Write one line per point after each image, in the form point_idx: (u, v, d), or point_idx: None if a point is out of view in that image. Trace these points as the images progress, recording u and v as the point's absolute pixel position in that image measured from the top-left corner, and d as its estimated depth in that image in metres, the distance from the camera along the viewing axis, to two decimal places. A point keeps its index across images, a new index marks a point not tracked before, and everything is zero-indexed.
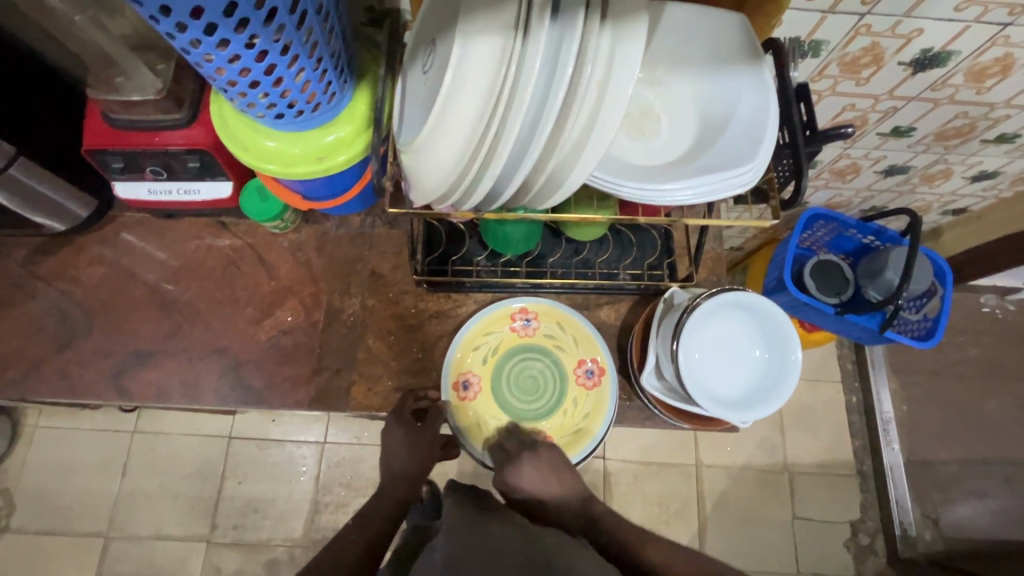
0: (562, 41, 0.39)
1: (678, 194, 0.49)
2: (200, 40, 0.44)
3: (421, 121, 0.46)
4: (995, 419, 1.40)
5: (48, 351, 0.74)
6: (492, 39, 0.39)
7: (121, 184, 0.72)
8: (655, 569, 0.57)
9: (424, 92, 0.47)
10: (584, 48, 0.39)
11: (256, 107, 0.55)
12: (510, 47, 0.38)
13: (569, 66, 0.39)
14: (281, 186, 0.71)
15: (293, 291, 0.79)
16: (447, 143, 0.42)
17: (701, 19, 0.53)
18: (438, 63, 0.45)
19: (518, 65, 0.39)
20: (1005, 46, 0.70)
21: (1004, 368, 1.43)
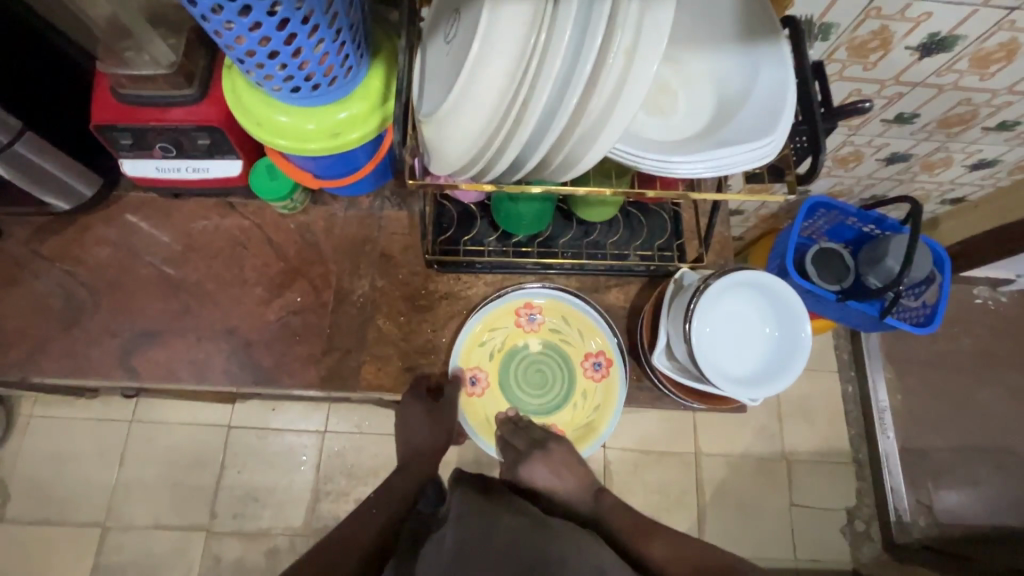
0: (592, 6, 0.39)
1: (697, 166, 0.49)
2: (223, 5, 0.45)
3: (444, 91, 0.46)
4: (988, 408, 1.42)
5: (54, 330, 0.73)
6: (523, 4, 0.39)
7: (129, 161, 0.72)
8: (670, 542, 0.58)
9: (448, 63, 0.47)
10: (614, 14, 0.39)
11: (273, 79, 0.54)
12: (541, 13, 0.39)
13: (599, 32, 0.39)
14: (292, 165, 0.71)
15: (302, 272, 0.79)
16: (472, 111, 0.43)
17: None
18: (463, 32, 0.45)
19: (548, 30, 0.39)
20: (1010, 31, 0.71)
21: (997, 358, 1.45)
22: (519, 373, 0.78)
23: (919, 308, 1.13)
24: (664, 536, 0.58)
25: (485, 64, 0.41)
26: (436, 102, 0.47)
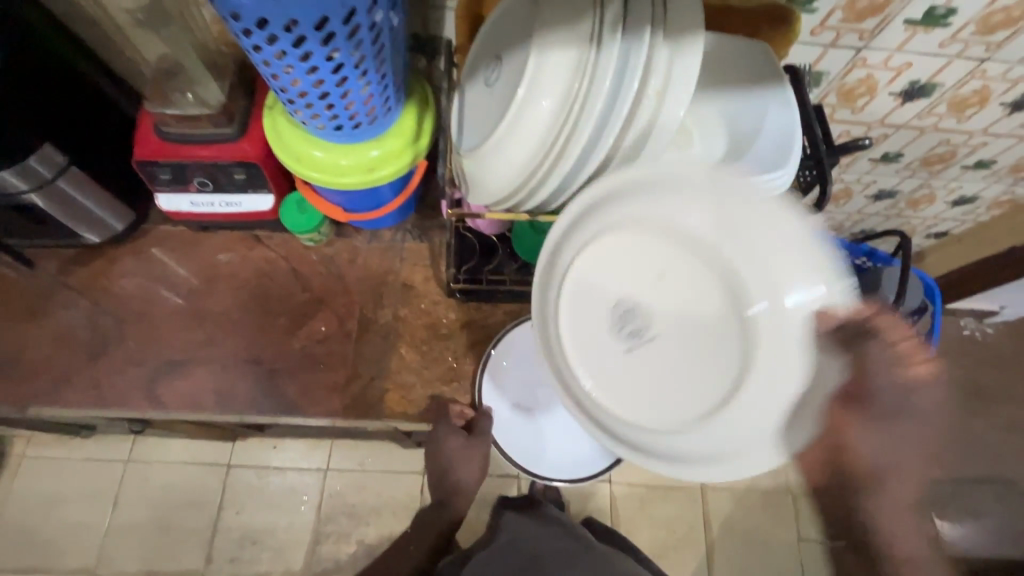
0: (629, 54, 0.43)
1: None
2: (286, 51, 0.48)
3: (485, 129, 0.51)
4: (984, 438, 1.45)
5: (80, 360, 0.74)
6: (568, 52, 0.45)
7: (165, 196, 0.75)
8: None
9: (489, 104, 0.51)
10: (648, 62, 0.44)
11: (319, 118, 0.59)
12: (585, 59, 0.44)
13: (635, 79, 0.44)
14: (320, 198, 0.74)
15: (326, 302, 0.81)
16: (517, 145, 0.47)
17: (729, 48, 0.60)
18: (506, 76, 0.50)
19: (590, 75, 0.44)
20: (983, 80, 0.78)
21: (989, 389, 1.49)
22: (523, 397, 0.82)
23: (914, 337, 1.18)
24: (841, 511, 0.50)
25: (531, 103, 0.46)
26: (478, 136, 0.52)
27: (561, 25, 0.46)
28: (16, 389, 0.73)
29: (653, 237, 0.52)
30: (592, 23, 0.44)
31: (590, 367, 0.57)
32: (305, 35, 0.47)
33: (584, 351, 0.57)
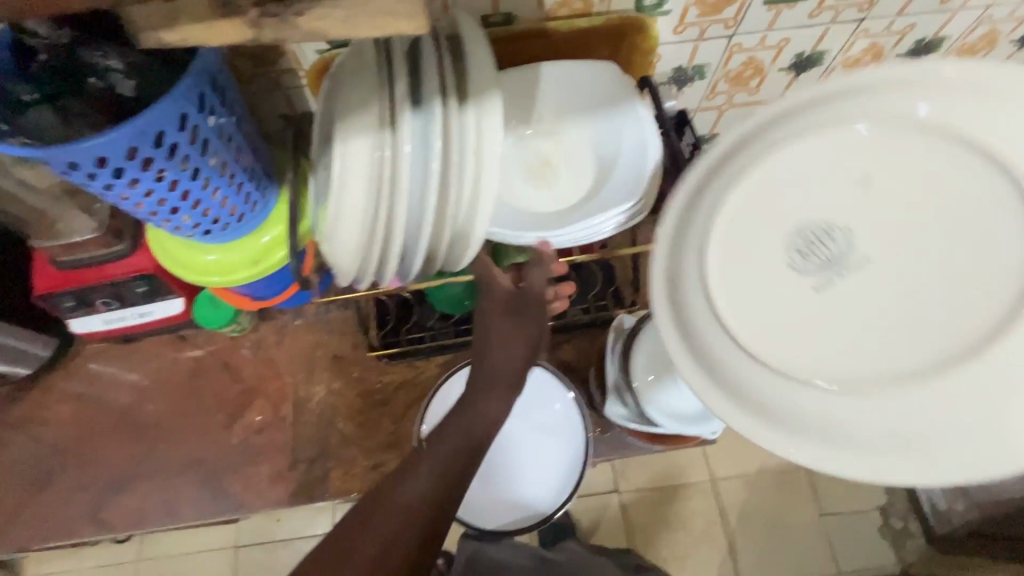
0: (425, 129, 0.42)
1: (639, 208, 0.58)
2: (111, 184, 0.47)
3: (358, 202, 0.43)
4: None
5: (29, 495, 0.75)
6: (364, 140, 0.42)
7: (76, 320, 0.75)
8: None
9: (370, 182, 0.42)
10: (448, 128, 0.42)
11: (182, 227, 0.58)
12: (380, 143, 0.42)
13: (433, 160, 0.42)
14: (230, 293, 0.74)
15: (259, 390, 0.81)
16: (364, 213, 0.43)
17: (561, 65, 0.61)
18: (359, 164, 0.42)
19: (391, 155, 0.42)
20: (868, 38, 0.76)
21: None
22: None
23: None
24: None
25: (342, 188, 0.42)
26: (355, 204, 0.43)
27: (351, 105, 0.43)
28: None
29: (916, 139, 0.43)
30: (382, 105, 0.42)
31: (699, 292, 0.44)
32: (122, 167, 0.46)
33: (743, 293, 0.42)
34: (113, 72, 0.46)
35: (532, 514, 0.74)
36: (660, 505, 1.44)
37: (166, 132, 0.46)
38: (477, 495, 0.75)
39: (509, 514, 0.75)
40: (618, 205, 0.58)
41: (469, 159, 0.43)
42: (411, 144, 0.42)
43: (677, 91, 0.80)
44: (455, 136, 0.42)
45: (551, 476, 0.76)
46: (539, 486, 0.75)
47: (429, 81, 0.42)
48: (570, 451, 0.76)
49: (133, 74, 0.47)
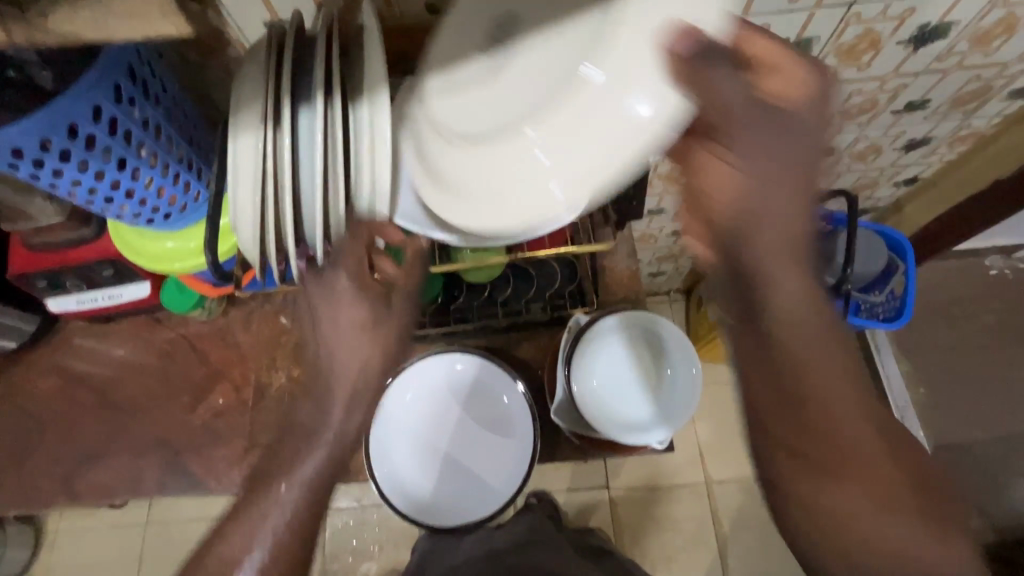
0: (314, 124, 0.42)
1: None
2: (35, 176, 0.48)
3: (250, 196, 0.43)
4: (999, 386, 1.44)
5: (11, 462, 0.80)
6: (251, 137, 0.42)
7: (52, 300, 0.78)
8: None
9: (256, 175, 0.42)
10: (335, 121, 0.42)
11: (125, 217, 0.59)
12: (266, 138, 0.42)
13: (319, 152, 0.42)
14: (191, 278, 0.75)
15: (224, 374, 0.83)
16: (252, 202, 0.43)
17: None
18: (248, 159, 0.43)
19: (276, 148, 0.42)
20: (862, 23, 0.69)
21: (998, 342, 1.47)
22: (430, 416, 0.77)
23: (889, 302, 1.08)
24: None
25: (236, 184, 0.43)
26: (249, 200, 0.43)
27: (242, 104, 0.44)
28: None
29: None
30: (266, 100, 0.42)
31: (430, 130, 0.51)
32: (40, 158, 0.47)
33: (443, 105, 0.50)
34: (29, 64, 0.47)
35: (483, 512, 0.74)
36: (649, 504, 1.40)
37: (78, 124, 0.46)
38: (428, 495, 0.75)
39: (455, 513, 0.74)
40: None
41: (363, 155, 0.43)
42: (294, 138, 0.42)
43: None
44: (340, 130, 0.43)
45: (497, 474, 0.75)
46: (490, 483, 0.75)
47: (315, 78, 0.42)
48: (522, 447, 0.75)
49: (49, 65, 0.47)
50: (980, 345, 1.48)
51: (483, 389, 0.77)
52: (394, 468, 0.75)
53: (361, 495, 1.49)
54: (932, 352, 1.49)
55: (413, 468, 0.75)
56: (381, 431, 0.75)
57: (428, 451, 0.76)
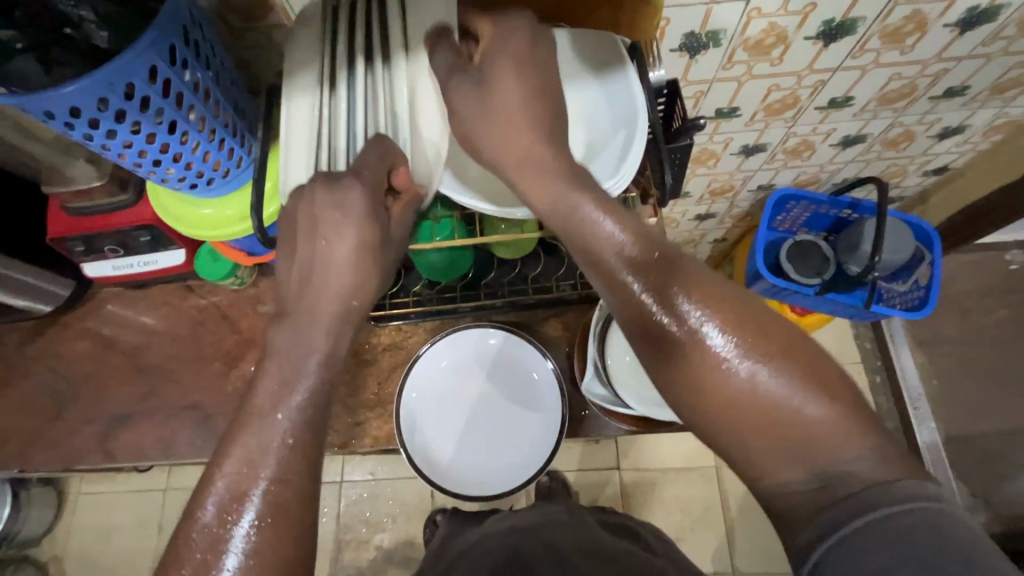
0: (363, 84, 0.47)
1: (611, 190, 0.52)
2: (89, 136, 0.49)
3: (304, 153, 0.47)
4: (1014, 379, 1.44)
5: (46, 421, 0.82)
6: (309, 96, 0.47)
7: (88, 264, 0.79)
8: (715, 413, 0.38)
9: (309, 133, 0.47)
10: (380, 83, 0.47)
11: (169, 181, 0.59)
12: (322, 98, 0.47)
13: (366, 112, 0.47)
14: (225, 246, 0.76)
15: (255, 342, 0.84)
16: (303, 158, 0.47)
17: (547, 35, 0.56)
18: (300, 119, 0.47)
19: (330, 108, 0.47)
20: (910, 4, 0.68)
21: (1015, 334, 1.47)
22: (459, 387, 0.79)
23: (912, 291, 1.08)
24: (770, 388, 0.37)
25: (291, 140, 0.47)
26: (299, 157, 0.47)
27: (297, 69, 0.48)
28: None
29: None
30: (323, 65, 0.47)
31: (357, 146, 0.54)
32: (96, 118, 0.47)
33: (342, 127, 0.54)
34: (86, 23, 0.49)
35: (507, 483, 0.76)
36: (659, 485, 1.43)
37: (135, 84, 0.47)
38: (455, 465, 0.77)
39: (478, 481, 0.76)
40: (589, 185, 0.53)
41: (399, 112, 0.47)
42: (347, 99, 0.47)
43: (690, 59, 0.74)
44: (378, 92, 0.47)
45: (521, 447, 0.77)
46: (515, 455, 0.77)
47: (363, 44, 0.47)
48: (548, 420, 0.76)
49: (105, 24, 0.49)
50: (995, 339, 1.47)
51: (512, 363, 0.78)
52: (422, 436, 0.76)
53: (374, 469, 1.52)
54: (947, 344, 1.49)
55: (440, 436, 0.77)
56: (411, 401, 0.77)
57: (454, 421, 0.78)
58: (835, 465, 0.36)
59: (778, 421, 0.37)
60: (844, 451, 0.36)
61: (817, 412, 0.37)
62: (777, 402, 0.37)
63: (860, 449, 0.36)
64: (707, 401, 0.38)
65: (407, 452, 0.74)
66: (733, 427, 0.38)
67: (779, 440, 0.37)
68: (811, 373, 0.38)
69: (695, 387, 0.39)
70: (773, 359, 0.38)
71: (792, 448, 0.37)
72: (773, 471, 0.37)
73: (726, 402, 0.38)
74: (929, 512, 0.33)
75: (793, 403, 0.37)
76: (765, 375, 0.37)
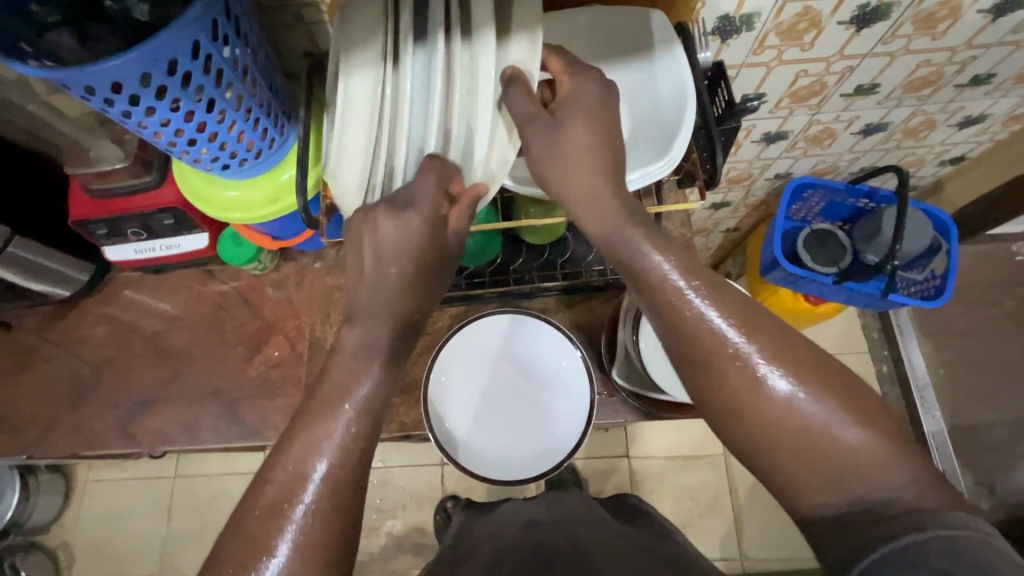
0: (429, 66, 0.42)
1: (660, 170, 0.52)
2: (129, 113, 0.48)
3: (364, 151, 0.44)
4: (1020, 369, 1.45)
5: (66, 407, 0.81)
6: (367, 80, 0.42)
7: (110, 248, 0.78)
8: (757, 430, 0.41)
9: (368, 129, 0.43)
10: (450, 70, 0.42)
11: (202, 161, 0.58)
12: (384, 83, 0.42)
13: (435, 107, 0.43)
14: (251, 231, 0.75)
15: (278, 327, 0.84)
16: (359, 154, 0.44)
17: (587, 13, 0.55)
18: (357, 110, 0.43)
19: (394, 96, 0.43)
20: None
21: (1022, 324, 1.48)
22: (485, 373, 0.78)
23: (929, 280, 1.09)
24: (812, 413, 0.40)
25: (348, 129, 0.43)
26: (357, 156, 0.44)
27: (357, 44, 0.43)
28: (14, 440, 0.80)
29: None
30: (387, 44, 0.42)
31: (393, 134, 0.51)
32: (137, 94, 0.46)
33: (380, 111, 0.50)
34: None
35: (533, 470, 0.74)
36: (668, 473, 1.44)
37: (179, 60, 0.46)
38: (482, 452, 0.76)
39: (505, 469, 0.75)
40: (639, 166, 0.53)
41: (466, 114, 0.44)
42: (413, 82, 0.42)
43: (721, 43, 0.74)
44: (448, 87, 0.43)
45: (549, 434, 0.76)
46: (543, 441, 0.76)
47: (434, 16, 0.42)
48: (577, 406, 0.75)
49: None
50: (1001, 330, 1.49)
51: (540, 349, 0.78)
52: (449, 420, 0.76)
53: (384, 456, 1.52)
54: (953, 334, 1.50)
55: (466, 422, 0.76)
56: (439, 383, 0.77)
57: (481, 407, 0.77)
58: (874, 491, 0.38)
59: (815, 445, 0.40)
60: (883, 477, 0.38)
61: (855, 439, 0.39)
62: (816, 425, 0.40)
63: (902, 478, 0.38)
64: (748, 419, 0.41)
65: (434, 437, 0.74)
66: (770, 446, 0.41)
67: (816, 461, 0.40)
68: (847, 398, 0.40)
69: (734, 408, 0.42)
70: (815, 387, 0.41)
71: (830, 471, 0.39)
72: (810, 493, 0.40)
73: (765, 421, 0.41)
74: (972, 539, 0.34)
75: (832, 427, 0.39)
76: (804, 399, 0.40)
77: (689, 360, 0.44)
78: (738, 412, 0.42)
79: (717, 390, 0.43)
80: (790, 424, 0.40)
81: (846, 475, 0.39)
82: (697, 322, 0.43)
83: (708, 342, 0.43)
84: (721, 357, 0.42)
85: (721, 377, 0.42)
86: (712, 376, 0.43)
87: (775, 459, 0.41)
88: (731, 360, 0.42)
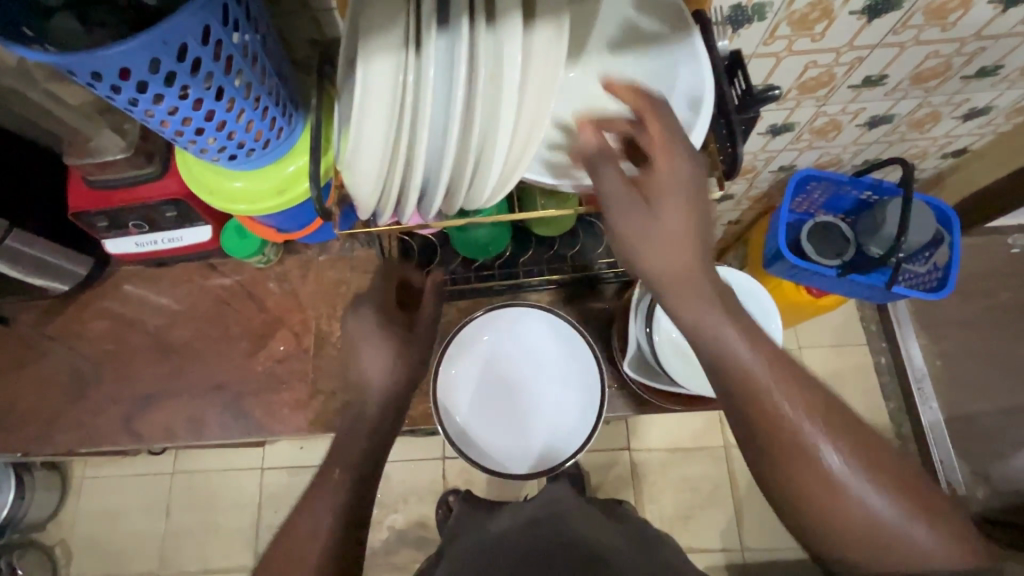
0: (452, 51, 0.41)
1: None
2: (136, 100, 0.46)
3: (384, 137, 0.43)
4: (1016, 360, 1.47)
5: (67, 403, 0.80)
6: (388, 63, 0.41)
7: (110, 241, 0.77)
8: (811, 507, 0.45)
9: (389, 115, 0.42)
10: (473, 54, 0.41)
11: (208, 151, 0.57)
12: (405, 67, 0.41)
13: (459, 91, 0.41)
14: (256, 224, 0.74)
15: (283, 321, 0.83)
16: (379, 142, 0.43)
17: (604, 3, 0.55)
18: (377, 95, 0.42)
19: (416, 79, 0.42)
20: None
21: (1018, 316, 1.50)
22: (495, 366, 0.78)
23: (931, 273, 1.10)
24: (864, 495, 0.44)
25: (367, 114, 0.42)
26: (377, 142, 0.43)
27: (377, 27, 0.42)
28: (13, 437, 0.79)
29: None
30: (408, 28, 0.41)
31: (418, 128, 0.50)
32: (145, 80, 0.45)
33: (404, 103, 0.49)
34: None
35: (544, 464, 0.74)
36: (670, 465, 1.44)
37: (188, 45, 0.45)
38: (492, 446, 0.76)
39: (515, 463, 0.75)
40: None
41: (488, 102, 0.43)
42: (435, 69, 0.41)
43: (733, 33, 0.73)
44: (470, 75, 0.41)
45: (559, 427, 0.76)
46: (553, 435, 0.75)
47: (458, 1, 0.41)
48: (587, 400, 0.75)
49: None
50: (997, 322, 1.50)
51: (550, 343, 0.78)
52: (459, 414, 0.76)
53: None
54: (951, 326, 1.52)
55: (476, 415, 0.76)
56: (449, 375, 0.76)
57: (491, 400, 0.77)
58: (912, 562, 0.43)
59: (865, 524, 0.44)
60: (922, 551, 0.43)
61: (901, 519, 0.44)
62: (869, 506, 0.44)
63: (937, 552, 0.43)
64: (806, 498, 0.45)
65: (444, 430, 0.74)
66: (823, 520, 0.45)
67: (864, 538, 0.44)
68: (898, 479, 0.45)
69: (795, 486, 0.46)
70: (866, 468, 0.45)
71: (874, 545, 0.44)
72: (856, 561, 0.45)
73: (823, 499, 0.45)
74: None
75: (881, 507, 0.44)
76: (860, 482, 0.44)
77: (752, 436, 0.47)
78: (797, 489, 0.46)
79: (780, 469, 0.46)
80: (842, 505, 0.44)
81: (889, 550, 0.44)
82: (763, 403, 0.46)
83: (774, 426, 0.46)
84: (787, 440, 0.46)
85: (785, 458, 0.46)
86: (775, 455, 0.46)
87: (825, 532, 0.45)
88: (793, 445, 0.45)
